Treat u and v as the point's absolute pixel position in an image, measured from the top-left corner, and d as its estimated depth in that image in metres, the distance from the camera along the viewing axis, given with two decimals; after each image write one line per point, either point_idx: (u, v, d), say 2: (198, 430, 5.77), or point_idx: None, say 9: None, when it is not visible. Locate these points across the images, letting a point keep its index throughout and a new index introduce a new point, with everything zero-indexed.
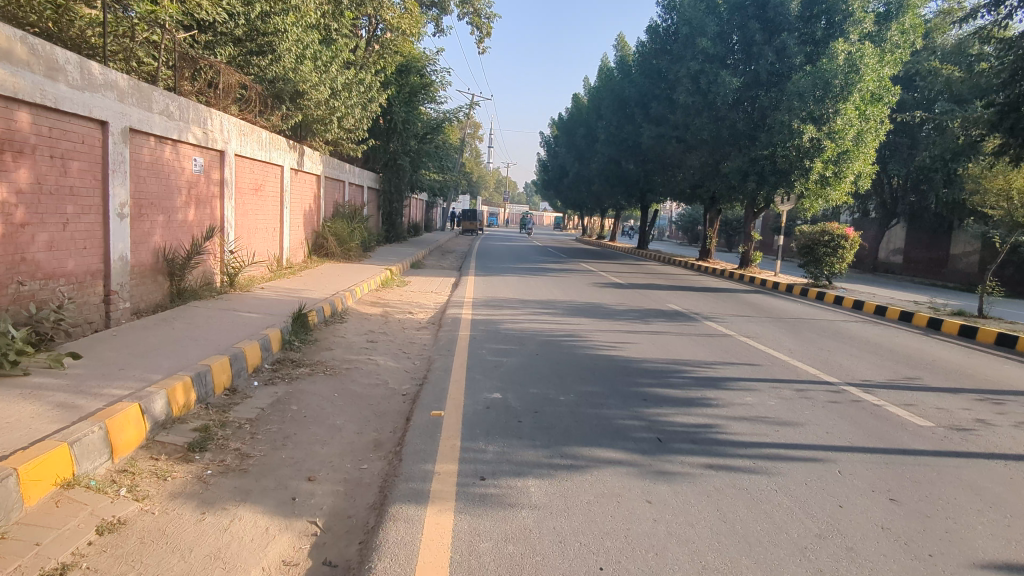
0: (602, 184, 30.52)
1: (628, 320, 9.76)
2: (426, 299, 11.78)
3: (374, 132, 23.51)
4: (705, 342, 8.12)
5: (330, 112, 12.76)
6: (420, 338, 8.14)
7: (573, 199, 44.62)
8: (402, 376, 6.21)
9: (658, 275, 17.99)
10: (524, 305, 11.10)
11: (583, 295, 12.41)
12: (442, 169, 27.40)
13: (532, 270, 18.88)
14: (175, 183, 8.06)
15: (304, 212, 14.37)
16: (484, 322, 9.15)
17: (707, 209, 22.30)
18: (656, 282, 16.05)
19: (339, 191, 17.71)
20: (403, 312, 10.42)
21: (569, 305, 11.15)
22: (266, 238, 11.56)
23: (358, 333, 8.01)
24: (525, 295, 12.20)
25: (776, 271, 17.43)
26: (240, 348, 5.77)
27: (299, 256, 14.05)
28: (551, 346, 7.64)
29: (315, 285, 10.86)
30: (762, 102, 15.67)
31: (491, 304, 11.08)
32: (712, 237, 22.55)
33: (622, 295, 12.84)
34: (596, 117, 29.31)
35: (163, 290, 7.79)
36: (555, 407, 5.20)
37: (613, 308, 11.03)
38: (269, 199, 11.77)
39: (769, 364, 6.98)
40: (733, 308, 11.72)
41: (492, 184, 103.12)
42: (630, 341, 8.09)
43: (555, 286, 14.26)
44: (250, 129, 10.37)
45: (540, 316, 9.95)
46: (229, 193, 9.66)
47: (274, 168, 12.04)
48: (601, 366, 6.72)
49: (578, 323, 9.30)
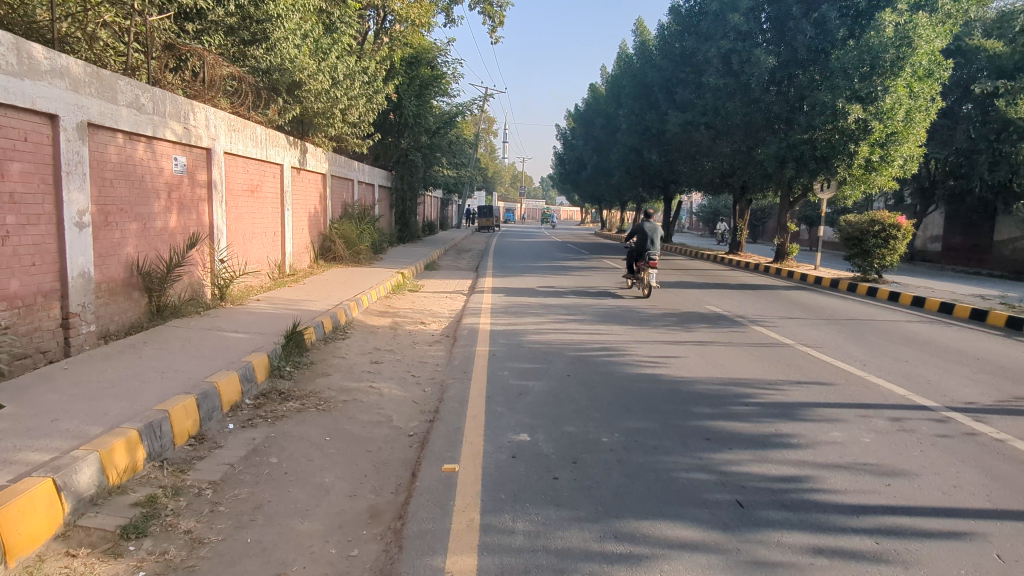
0: (623, 176, 29.26)
1: (666, 328, 8.64)
2: (440, 306, 10.75)
3: (384, 128, 22.54)
4: (761, 355, 6.98)
5: (331, 105, 11.71)
6: (431, 356, 7.09)
7: (592, 192, 43.39)
8: (410, 410, 5.18)
9: (689, 271, 16.80)
10: (547, 310, 10.02)
11: (611, 298, 11.32)
12: (457, 165, 26.37)
13: (553, 268, 17.79)
14: (150, 186, 7.14)
15: (308, 214, 13.41)
16: (504, 334, 8.10)
17: (737, 199, 21.00)
18: (688, 279, 14.88)
19: (347, 191, 16.75)
20: (414, 322, 9.38)
21: (597, 310, 10.05)
22: (265, 244, 10.63)
23: (360, 353, 6.98)
24: (547, 299, 11.13)
25: (816, 264, 16.15)
26: (213, 382, 4.76)
27: (305, 262, 13.12)
28: (583, 364, 6.56)
29: (318, 294, 9.87)
30: (800, 82, 14.43)
31: (511, 310, 10.02)
32: (743, 229, 21.25)
33: (654, 296, 11.70)
34: (615, 106, 28.00)
35: (140, 308, 6.90)
36: (598, 454, 4.13)
37: (646, 312, 9.92)
38: (268, 202, 10.84)
39: (845, 384, 5.84)
40: (779, 308, 10.53)
41: (508, 179, 101.88)
42: (674, 355, 6.98)
43: (580, 287, 13.18)
44: (241, 125, 9.44)
45: (567, 325, 8.87)
46: (219, 196, 8.76)
47: (272, 167, 11.08)
48: (645, 391, 5.63)
49: (611, 333, 8.21)
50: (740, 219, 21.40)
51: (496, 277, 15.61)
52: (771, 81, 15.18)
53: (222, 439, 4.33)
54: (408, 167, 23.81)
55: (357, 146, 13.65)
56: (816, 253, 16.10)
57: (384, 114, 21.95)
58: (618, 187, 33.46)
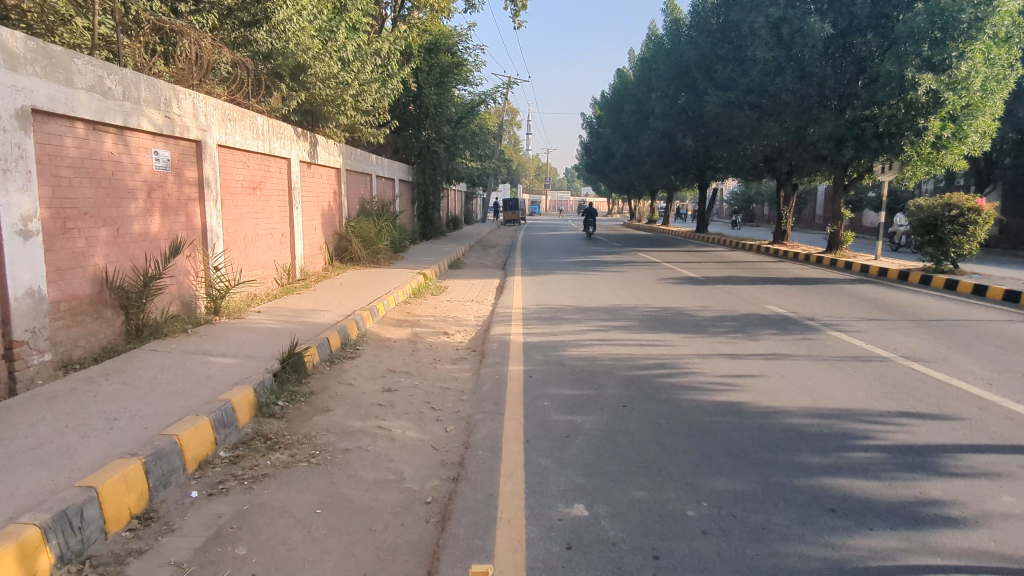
0: (655, 164, 27.80)
1: (728, 336, 7.37)
2: (465, 311, 9.62)
3: (403, 120, 21.50)
4: (858, 374, 5.69)
5: (341, 90, 10.51)
6: (455, 379, 5.92)
7: (621, 181, 41.84)
8: (427, 463, 4.02)
9: (734, 265, 15.44)
10: (586, 316, 8.79)
11: (656, 299, 10.07)
12: (480, 156, 25.18)
13: (586, 264, 16.55)
14: (125, 184, 6.13)
15: (321, 212, 12.36)
16: (540, 348, 6.91)
17: (781, 184, 19.46)
18: (736, 274, 13.53)
19: (364, 186, 15.70)
20: (435, 333, 8.23)
21: (643, 315, 8.79)
22: (270, 247, 9.61)
23: (371, 377, 5.87)
24: (585, 301, 9.91)
25: (877, 254, 14.65)
26: (174, 436, 3.68)
27: (319, 264, 12.12)
28: (641, 389, 5.35)
29: (327, 302, 8.78)
30: (860, 52, 12.94)
31: (544, 317, 8.82)
32: (790, 217, 19.72)
33: (705, 295, 10.41)
34: (646, 90, 26.50)
35: (113, 328, 5.90)
36: (687, 542, 2.94)
37: (701, 316, 8.64)
38: (273, 200, 9.81)
39: (984, 416, 4.54)
40: (853, 308, 9.15)
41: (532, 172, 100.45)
42: (748, 375, 5.72)
43: (618, 285, 11.94)
44: (237, 114, 8.38)
45: (612, 333, 7.66)
46: (213, 195, 7.75)
47: (277, 162, 10.03)
48: (728, 428, 4.40)
49: (666, 345, 6.99)
50: (785, 206, 19.87)
51: (526, 275, 14.42)
52: (826, 53, 13.69)
53: (177, 518, 3.25)
54: (430, 160, 22.72)
55: (372, 136, 12.50)
56: (876, 242, 14.58)
57: (404, 105, 20.85)
58: (649, 175, 31.97)
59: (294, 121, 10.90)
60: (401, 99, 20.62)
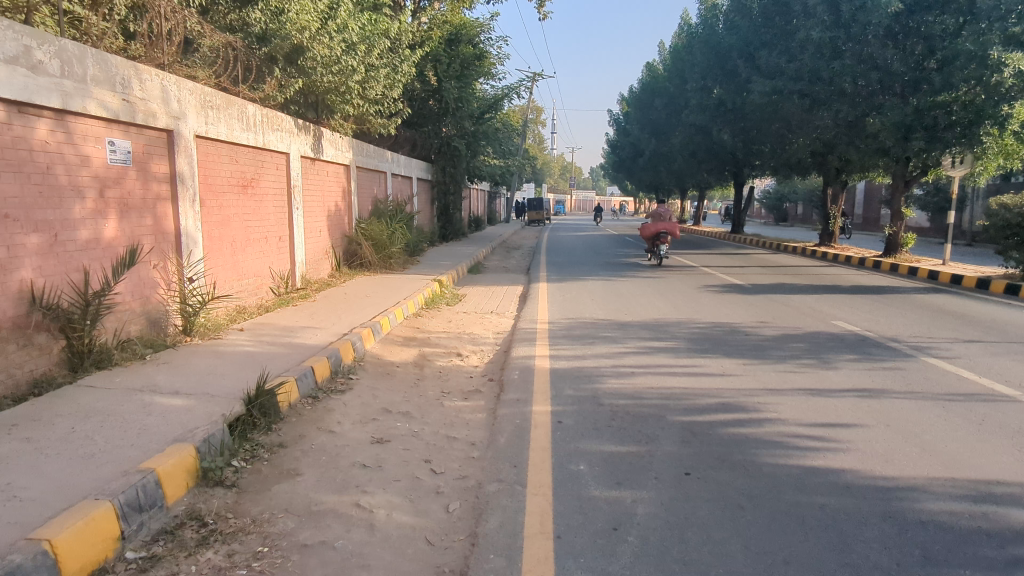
0: (687, 161, 26.34)
1: (798, 364, 6.06)
2: (482, 327, 8.41)
3: (421, 115, 20.41)
4: (987, 425, 4.36)
5: (347, 77, 9.33)
6: (465, 424, 4.71)
7: (650, 179, 40.35)
8: (417, 572, 2.82)
9: (782, 270, 14.01)
10: (622, 335, 7.54)
11: (701, 312, 8.77)
12: (504, 154, 24.03)
13: (616, 268, 15.24)
14: (67, 181, 5.03)
15: (326, 212, 11.26)
16: (570, 379, 5.68)
17: (829, 181, 17.92)
18: (786, 281, 12.13)
19: (378, 184, 14.62)
20: (446, 355, 7.03)
21: (691, 334, 7.50)
22: (262, 252, 8.51)
23: (361, 421, 4.70)
24: (619, 315, 8.65)
25: (944, 258, 13.12)
26: (45, 541, 2.58)
27: (325, 270, 11.06)
28: (704, 446, 4.11)
29: (322, 317, 7.63)
30: (932, 30, 11.53)
31: (573, 335, 7.58)
32: (838, 217, 18.15)
33: (757, 308, 9.07)
34: (679, 82, 25.01)
35: (48, 355, 4.81)
36: None
37: (759, 336, 7.33)
38: (267, 198, 8.71)
39: None
40: (938, 325, 7.74)
41: (556, 171, 99.09)
42: (840, 424, 4.43)
43: (654, 294, 10.66)
44: (220, 101, 7.26)
45: (656, 358, 6.39)
46: (190, 193, 6.65)
47: (273, 156, 8.91)
48: (840, 521, 3.13)
49: (724, 375, 5.70)
50: (833, 205, 18.31)
51: (551, 281, 13.18)
52: (890, 32, 12.20)
53: None
54: (451, 158, 21.64)
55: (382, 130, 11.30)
56: (944, 244, 13.04)
57: (424, 100, 19.79)
58: (680, 173, 30.47)
59: (296, 113, 9.77)
60: (419, 93, 19.56)
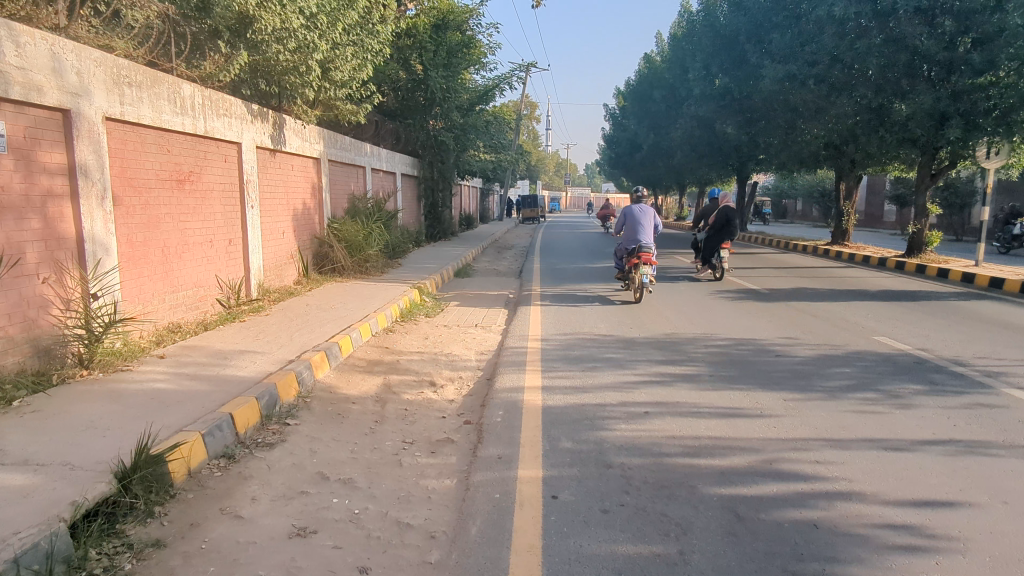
0: (688, 156, 25.12)
1: (851, 399, 4.86)
2: (464, 346, 7.16)
3: (407, 107, 19.14)
4: None
5: (305, 55, 8.05)
6: (424, 498, 3.47)
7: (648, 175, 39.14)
8: None
9: (798, 272, 12.80)
10: (629, 355, 6.34)
11: (718, 325, 7.56)
12: (496, 149, 22.83)
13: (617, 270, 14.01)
14: None
15: (291, 212, 10.01)
16: (567, 425, 4.44)
17: (843, 175, 16.70)
18: (806, 286, 10.93)
19: (355, 180, 13.39)
20: (418, 385, 5.77)
21: (712, 355, 6.29)
22: (203, 259, 7.26)
23: (284, 496, 3.46)
24: (623, 330, 7.43)
25: (978, 259, 11.91)
26: None
27: (290, 277, 9.82)
28: (759, 544, 2.89)
29: (268, 337, 6.36)
30: None
31: (570, 357, 6.36)
32: (853, 213, 16.92)
33: (781, 320, 7.86)
34: (680, 73, 23.80)
35: None
36: None
37: (794, 358, 6.11)
38: (211, 195, 7.47)
39: None
40: (1004, 343, 6.52)
41: (552, 169, 97.81)
42: (943, 506, 3.20)
43: (660, 302, 9.48)
44: (142, 77, 6.01)
45: (673, 391, 5.17)
46: (98, 190, 5.41)
47: (219, 146, 7.66)
48: None
49: (764, 419, 4.49)
50: (847, 201, 17.10)
51: (546, 287, 11.94)
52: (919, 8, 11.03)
53: None
54: (439, 152, 20.45)
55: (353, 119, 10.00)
56: (978, 244, 11.81)
57: (410, 90, 18.60)
58: (680, 168, 29.26)
59: (248, 94, 8.54)
60: (404, 83, 18.36)
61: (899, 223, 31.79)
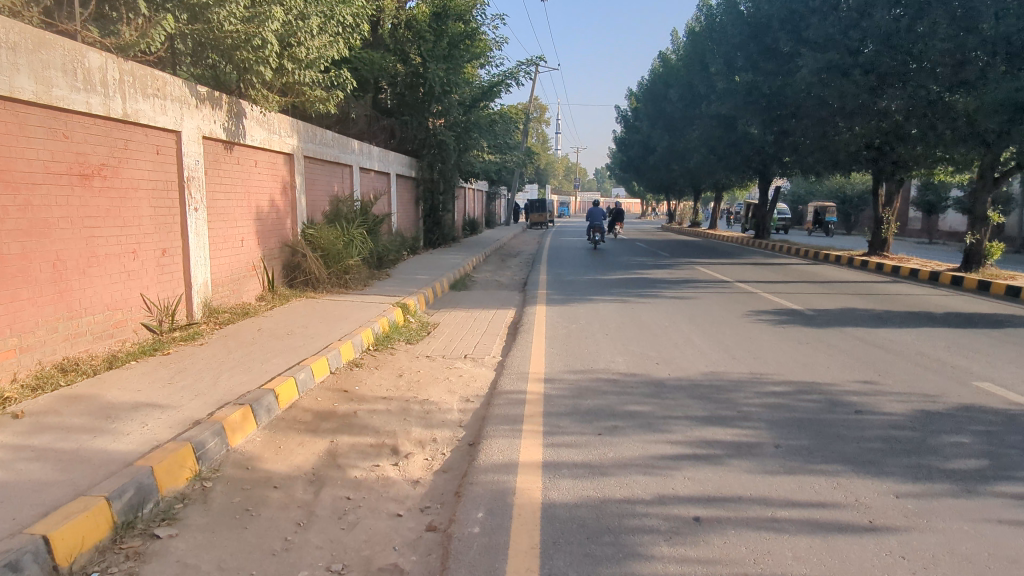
0: (706, 158, 23.56)
1: (998, 498, 3.31)
2: (445, 387, 5.61)
3: (404, 103, 17.71)
4: None
5: (260, 25, 6.62)
6: None
7: (661, 179, 37.55)
8: None
9: (841, 288, 11.20)
10: (661, 409, 4.79)
11: (769, 364, 6.00)
12: (501, 150, 21.36)
13: (633, 283, 12.44)
14: None
15: (252, 215, 8.54)
16: (579, 547, 2.90)
17: (883, 179, 15.09)
18: (858, 306, 9.33)
19: (340, 181, 11.96)
20: (374, 452, 4.23)
21: (771, 410, 4.73)
22: (119, 274, 5.81)
23: None
24: (649, 370, 5.88)
25: None
26: None
27: (250, 292, 8.36)
28: None
29: (184, 381, 4.84)
30: None
31: (582, 410, 4.82)
32: (894, 220, 15.28)
33: (845, 356, 6.31)
34: (699, 70, 22.26)
35: None
36: None
37: (884, 417, 4.54)
38: (136, 194, 6.02)
39: None
40: None
41: (560, 174, 96.55)
42: None
43: (688, 326, 7.95)
44: (16, 37, 4.58)
45: (728, 478, 3.60)
46: None
47: (150, 133, 6.22)
48: None
49: (883, 541, 2.93)
50: (886, 206, 15.46)
51: (552, 302, 10.40)
52: None
53: None
54: (438, 152, 19.00)
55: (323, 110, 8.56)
56: None
57: (409, 85, 17.19)
58: (696, 171, 27.67)
59: (189, 71, 7.18)
60: (402, 76, 16.93)
61: (925, 230, 30.20)
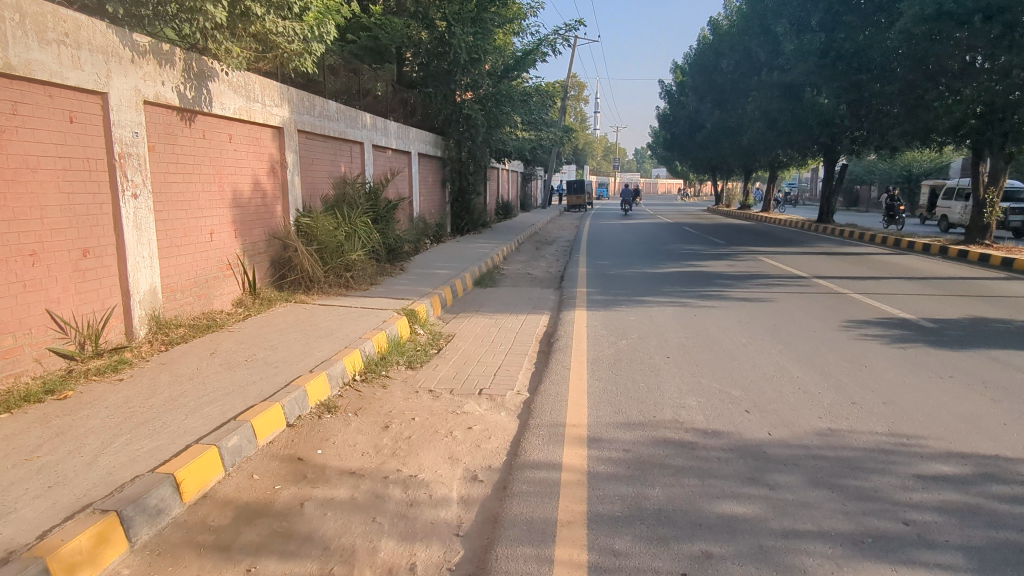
0: (764, 134, 21.30)
1: None
2: (445, 450, 3.93)
3: (429, 74, 16.00)
4: None
5: None
6: None
7: (709, 158, 35.16)
8: None
9: (952, 288, 9.10)
10: (777, 515, 3.00)
11: (914, 419, 4.14)
12: (536, 126, 19.45)
13: (690, 278, 10.58)
14: None
15: (228, 201, 6.97)
16: None
17: (990, 154, 12.73)
18: (990, 314, 7.28)
19: (348, 160, 10.35)
20: None
21: (960, 524, 2.89)
22: (9, 283, 4.29)
23: None
24: (740, 428, 4.07)
25: None
26: None
27: (223, 297, 6.82)
28: None
29: (51, 455, 3.26)
30: None
31: (650, 512, 3.06)
32: (1000, 203, 12.94)
33: (1018, 402, 4.40)
34: (758, 34, 19.91)
35: None
36: None
37: None
38: (34, 173, 4.48)
39: None
40: None
41: (599, 155, 93.87)
42: None
43: (774, 345, 6.11)
44: None
45: None
46: None
47: (56, 91, 4.65)
48: None
49: None
50: (991, 187, 13.10)
51: (594, 304, 8.63)
52: None
53: None
54: (467, 130, 17.23)
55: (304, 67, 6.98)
56: None
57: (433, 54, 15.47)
58: (751, 149, 25.38)
59: (119, 15, 5.78)
60: (425, 44, 15.22)
61: None
